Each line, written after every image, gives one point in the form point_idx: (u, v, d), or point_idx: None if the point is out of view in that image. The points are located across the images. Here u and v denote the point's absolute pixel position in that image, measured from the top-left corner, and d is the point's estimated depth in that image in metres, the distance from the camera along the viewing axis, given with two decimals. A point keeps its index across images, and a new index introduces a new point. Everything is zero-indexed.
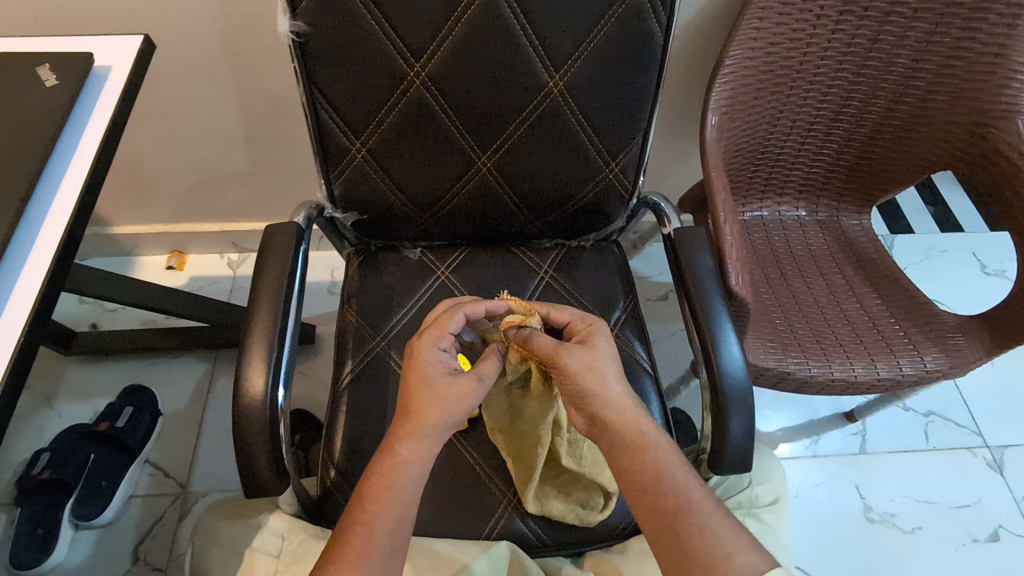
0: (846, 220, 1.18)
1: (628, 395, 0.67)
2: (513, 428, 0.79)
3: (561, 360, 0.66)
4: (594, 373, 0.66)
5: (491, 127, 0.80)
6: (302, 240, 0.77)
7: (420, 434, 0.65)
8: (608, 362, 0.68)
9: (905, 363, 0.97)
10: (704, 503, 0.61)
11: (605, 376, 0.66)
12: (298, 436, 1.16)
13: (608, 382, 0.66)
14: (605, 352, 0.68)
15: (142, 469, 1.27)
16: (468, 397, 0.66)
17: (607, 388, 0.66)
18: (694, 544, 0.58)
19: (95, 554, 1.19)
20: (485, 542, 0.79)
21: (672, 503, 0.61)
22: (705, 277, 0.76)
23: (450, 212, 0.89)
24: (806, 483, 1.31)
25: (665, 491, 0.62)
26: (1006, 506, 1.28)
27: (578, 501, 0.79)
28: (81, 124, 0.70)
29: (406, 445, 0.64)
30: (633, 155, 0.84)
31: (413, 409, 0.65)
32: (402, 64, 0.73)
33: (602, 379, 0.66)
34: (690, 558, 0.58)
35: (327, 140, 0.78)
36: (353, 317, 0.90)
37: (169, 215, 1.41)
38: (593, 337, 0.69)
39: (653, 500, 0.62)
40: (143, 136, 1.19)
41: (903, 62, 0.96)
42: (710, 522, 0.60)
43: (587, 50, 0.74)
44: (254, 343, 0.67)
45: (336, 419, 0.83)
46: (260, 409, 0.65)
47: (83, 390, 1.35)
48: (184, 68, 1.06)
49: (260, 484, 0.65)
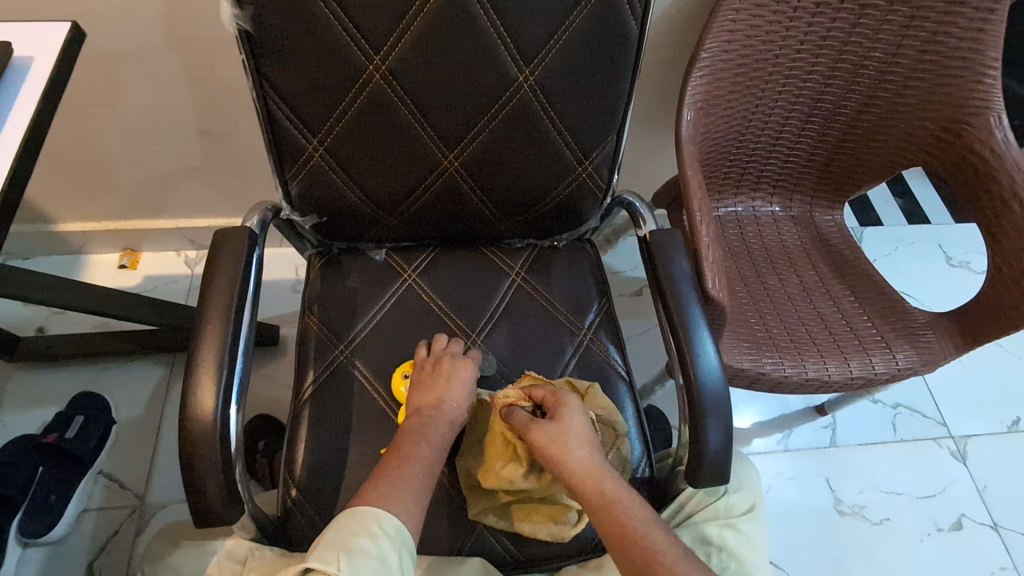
0: (819, 215, 1.17)
1: (589, 461, 0.68)
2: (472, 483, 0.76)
3: (529, 433, 0.70)
4: (558, 443, 0.68)
5: (459, 124, 0.75)
6: (255, 245, 0.72)
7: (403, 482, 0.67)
8: (574, 434, 0.70)
9: (878, 361, 0.98)
10: (664, 545, 0.62)
11: (569, 446, 0.68)
12: (261, 443, 1.12)
13: (571, 452, 0.68)
14: (571, 424, 0.70)
15: (96, 481, 1.21)
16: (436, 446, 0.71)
17: (570, 459, 0.68)
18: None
19: (45, 572, 1.13)
20: (456, 558, 0.77)
21: (634, 552, 0.61)
22: (681, 281, 0.73)
23: (416, 212, 0.85)
24: (778, 477, 1.32)
25: (630, 539, 0.62)
26: (970, 495, 1.31)
27: (548, 518, 0.76)
28: (2, 119, 0.63)
29: (388, 497, 0.65)
30: (607, 152, 0.81)
31: (399, 457, 0.70)
32: (361, 57, 0.68)
33: (565, 450, 0.68)
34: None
35: (282, 138, 0.73)
36: (314, 323, 0.86)
37: (120, 211, 1.33)
38: (560, 410, 0.72)
39: (618, 549, 0.62)
40: (85, 127, 1.11)
41: (877, 57, 0.94)
42: (671, 563, 0.60)
43: (558, 43, 0.69)
44: (202, 362, 0.62)
45: (296, 434, 0.79)
46: (210, 432, 0.60)
47: (30, 399, 1.27)
48: (128, 55, 0.99)
49: (212, 513, 0.60)
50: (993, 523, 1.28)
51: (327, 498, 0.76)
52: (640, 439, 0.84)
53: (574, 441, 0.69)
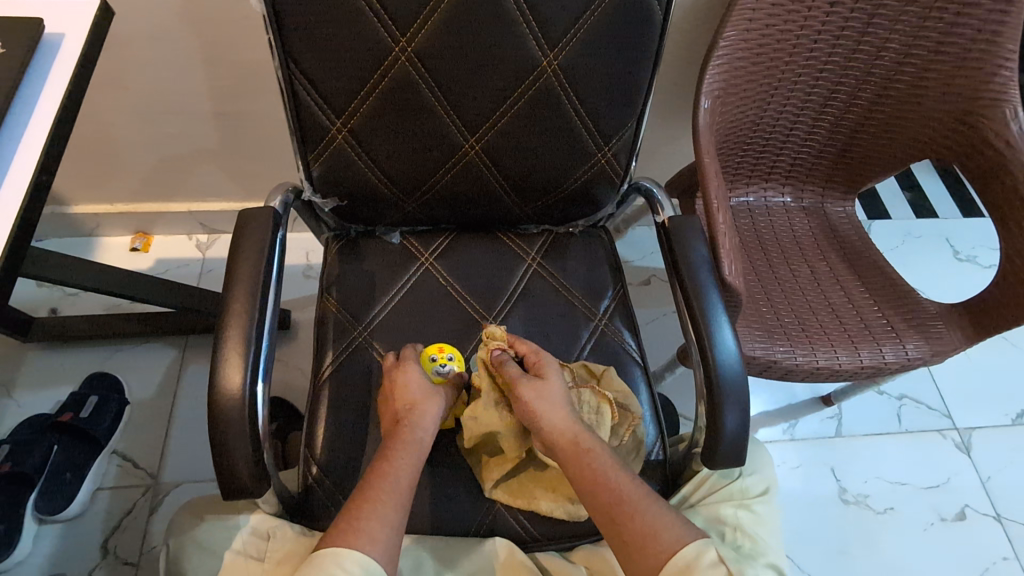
0: (831, 207, 1.18)
1: (570, 418, 0.71)
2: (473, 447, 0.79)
3: (518, 388, 0.72)
4: (543, 402, 0.71)
5: (480, 108, 0.76)
6: (278, 225, 0.72)
7: (410, 442, 0.70)
8: (558, 394, 0.73)
9: (888, 350, 0.99)
10: (633, 492, 0.64)
11: (553, 404, 0.71)
12: (276, 425, 1.13)
13: (554, 410, 0.71)
14: (555, 384, 0.73)
15: (110, 460, 1.22)
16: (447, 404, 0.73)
17: (554, 418, 0.70)
18: (630, 527, 0.61)
19: (61, 549, 1.14)
20: (475, 538, 0.78)
21: (606, 498, 0.64)
22: (699, 266, 0.74)
23: (435, 196, 0.86)
24: (784, 466, 1.33)
25: (602, 486, 0.65)
26: (973, 485, 1.32)
27: (566, 497, 0.77)
28: (34, 96, 0.64)
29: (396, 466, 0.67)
30: (626, 139, 0.81)
31: (400, 436, 0.71)
32: (386, 39, 0.68)
33: (547, 409, 0.71)
34: (622, 544, 0.61)
35: (305, 119, 0.73)
36: (333, 305, 0.87)
37: (134, 194, 1.33)
38: (544, 369, 0.75)
39: (590, 496, 0.65)
40: (102, 108, 1.11)
41: (895, 47, 0.95)
42: (641, 515, 0.62)
43: (581, 27, 0.70)
44: (229, 338, 0.63)
45: (316, 414, 0.80)
46: (238, 407, 0.61)
47: (45, 379, 1.29)
48: (147, 37, 0.99)
49: (239, 486, 0.62)
50: (996, 514, 1.29)
51: (347, 476, 0.77)
52: (653, 423, 0.85)
53: (557, 402, 0.72)
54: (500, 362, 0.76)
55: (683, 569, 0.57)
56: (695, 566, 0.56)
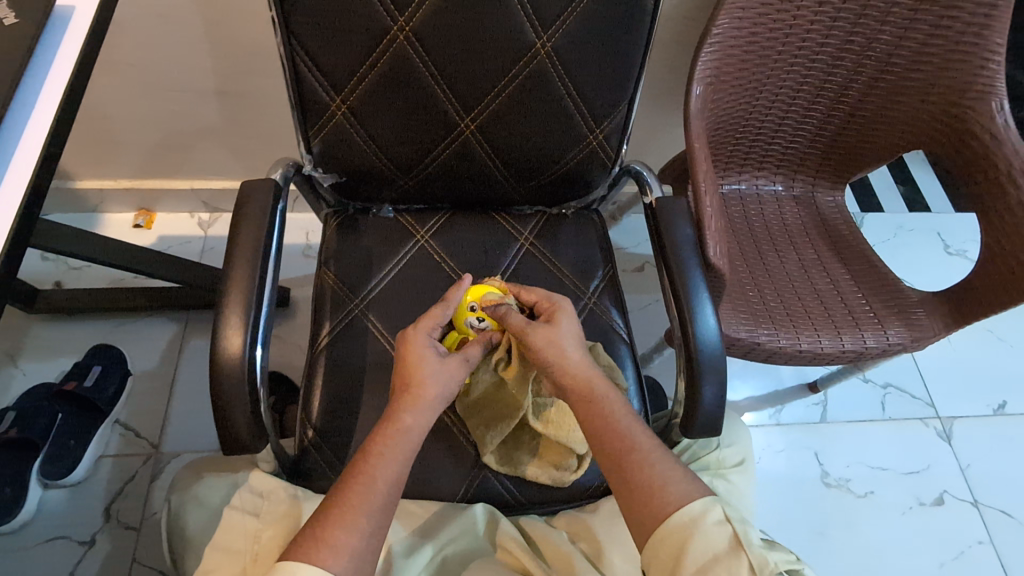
0: (821, 196, 1.20)
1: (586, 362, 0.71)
2: (474, 399, 0.80)
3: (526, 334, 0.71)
4: (555, 348, 0.71)
5: (476, 88, 0.78)
6: (279, 198, 0.75)
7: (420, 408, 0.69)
8: (570, 339, 0.72)
9: (869, 336, 1.01)
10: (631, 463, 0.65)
11: (566, 349, 0.71)
12: (274, 398, 1.16)
13: (567, 355, 0.70)
14: (566, 329, 0.73)
15: (112, 429, 1.26)
16: (460, 372, 0.72)
17: (567, 361, 0.70)
18: (624, 484, 0.63)
19: (64, 513, 1.18)
20: (461, 503, 0.81)
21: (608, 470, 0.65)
22: (684, 246, 0.77)
23: (430, 174, 0.88)
24: (768, 450, 1.37)
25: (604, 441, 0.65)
26: (953, 472, 1.36)
27: (551, 464, 0.81)
28: (46, 66, 0.66)
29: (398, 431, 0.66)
30: (618, 123, 0.84)
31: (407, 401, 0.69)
32: (385, 18, 0.70)
33: (560, 353, 0.70)
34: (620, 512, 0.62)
35: (306, 95, 0.76)
36: (330, 278, 0.90)
37: (137, 170, 1.35)
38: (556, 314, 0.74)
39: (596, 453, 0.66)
40: (108, 84, 1.14)
41: (886, 38, 0.97)
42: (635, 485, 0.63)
43: (576, 10, 0.72)
44: (230, 303, 0.66)
45: (313, 382, 0.83)
46: (237, 368, 0.64)
47: (49, 349, 1.32)
48: (153, 14, 1.01)
49: (238, 442, 0.65)
50: (973, 500, 1.33)
51: (342, 441, 0.81)
52: (638, 399, 0.88)
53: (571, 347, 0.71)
54: (504, 317, 0.74)
55: (686, 523, 0.59)
56: (699, 523, 0.58)
